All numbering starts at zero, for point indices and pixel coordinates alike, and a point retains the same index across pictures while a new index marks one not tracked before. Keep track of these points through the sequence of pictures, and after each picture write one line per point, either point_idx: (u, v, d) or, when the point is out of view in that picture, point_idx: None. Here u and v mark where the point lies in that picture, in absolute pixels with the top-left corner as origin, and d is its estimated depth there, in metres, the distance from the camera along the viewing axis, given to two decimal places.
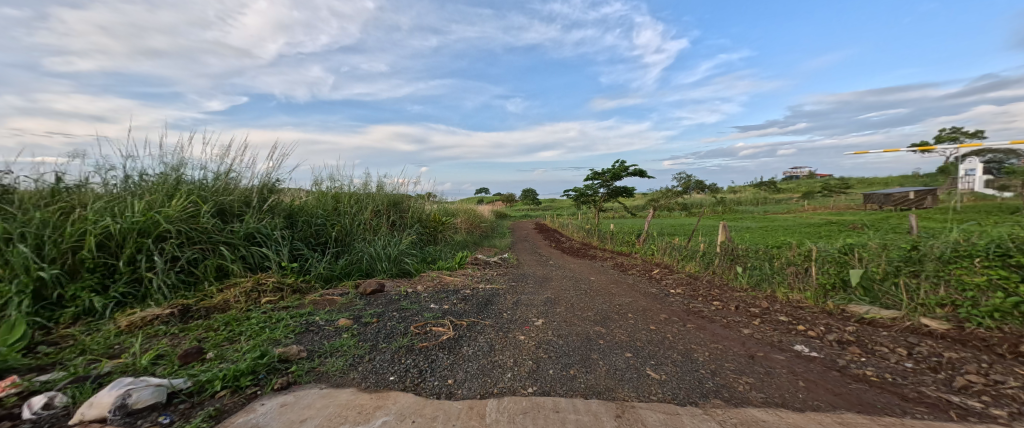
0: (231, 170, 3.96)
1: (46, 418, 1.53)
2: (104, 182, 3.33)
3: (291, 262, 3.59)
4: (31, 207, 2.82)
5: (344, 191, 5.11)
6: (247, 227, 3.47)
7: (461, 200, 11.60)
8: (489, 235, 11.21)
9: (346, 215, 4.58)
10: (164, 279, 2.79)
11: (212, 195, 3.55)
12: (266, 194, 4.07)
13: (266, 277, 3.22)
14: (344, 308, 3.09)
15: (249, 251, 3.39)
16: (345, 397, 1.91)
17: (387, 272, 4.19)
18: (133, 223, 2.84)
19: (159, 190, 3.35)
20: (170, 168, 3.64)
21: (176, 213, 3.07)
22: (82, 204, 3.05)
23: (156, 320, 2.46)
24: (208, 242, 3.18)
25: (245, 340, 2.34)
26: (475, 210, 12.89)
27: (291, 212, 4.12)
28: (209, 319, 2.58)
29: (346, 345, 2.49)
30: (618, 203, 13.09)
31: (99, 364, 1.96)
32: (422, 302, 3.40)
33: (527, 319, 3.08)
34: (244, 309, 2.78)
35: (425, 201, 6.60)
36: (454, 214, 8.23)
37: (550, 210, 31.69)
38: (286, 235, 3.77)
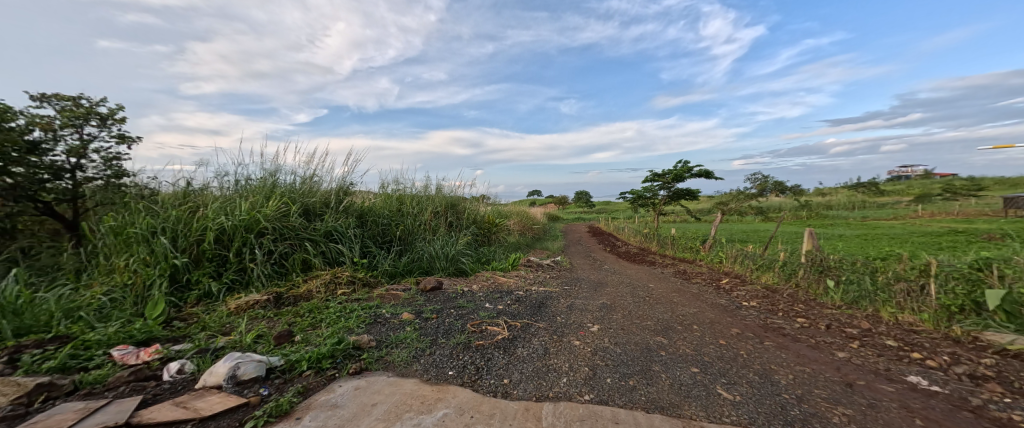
0: (315, 174, 4.46)
1: (179, 381, 1.94)
2: (220, 185, 3.95)
3: (362, 258, 3.94)
4: (170, 206, 3.46)
5: (407, 194, 5.47)
6: (326, 225, 3.88)
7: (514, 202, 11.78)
8: (541, 237, 11.21)
9: (408, 216, 4.90)
10: (262, 269, 3.23)
11: (300, 196, 4.02)
12: (341, 196, 4.52)
13: (341, 271, 3.56)
14: (406, 303, 3.30)
15: (328, 248, 3.78)
16: (409, 386, 2.05)
17: (445, 270, 4.40)
18: (240, 220, 3.31)
19: (258, 192, 3.88)
20: (268, 173, 4.20)
21: (272, 213, 3.52)
22: (205, 204, 3.65)
23: (257, 305, 2.85)
24: (295, 238, 3.61)
25: (325, 327, 2.61)
26: (527, 211, 13.01)
27: (362, 212, 4.52)
28: (296, 306, 2.93)
29: (409, 338, 2.66)
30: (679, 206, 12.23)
31: (216, 339, 2.34)
32: (477, 301, 3.51)
33: (582, 324, 3.02)
34: (323, 299, 3.10)
35: (479, 204, 6.80)
36: (507, 216, 8.33)
37: (602, 213, 30.79)
38: (358, 233, 4.14)
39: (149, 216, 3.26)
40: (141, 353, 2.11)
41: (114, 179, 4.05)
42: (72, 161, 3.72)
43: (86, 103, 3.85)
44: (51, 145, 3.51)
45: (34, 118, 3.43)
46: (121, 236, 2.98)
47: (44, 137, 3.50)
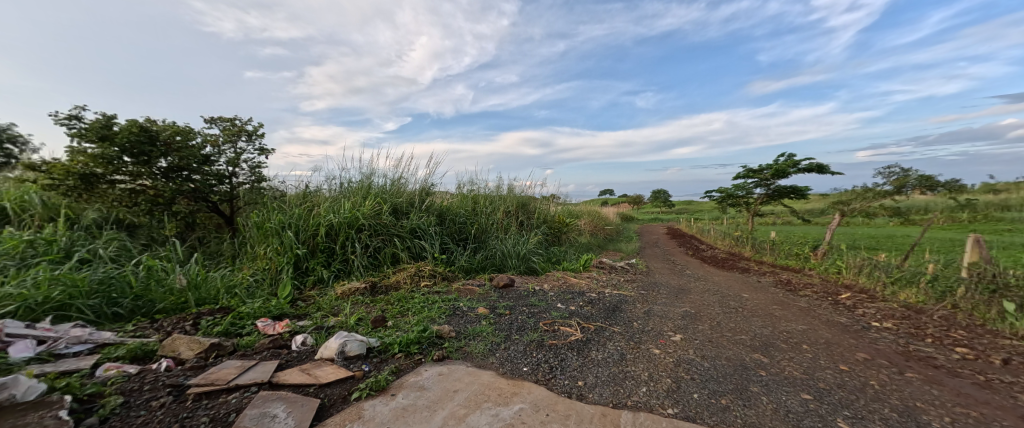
0: (402, 177, 4.94)
1: (303, 351, 2.34)
2: (329, 187, 4.63)
3: (441, 254, 4.25)
4: (294, 205, 4.17)
5: (481, 194, 5.74)
6: (411, 223, 4.27)
7: (585, 202, 11.52)
8: (614, 238, 10.75)
9: (482, 215, 5.13)
10: (360, 260, 3.70)
11: (390, 197, 4.50)
12: (424, 196, 4.94)
13: (424, 265, 3.89)
14: (482, 298, 3.47)
15: (413, 243, 4.16)
16: (487, 378, 2.15)
17: (516, 268, 4.50)
18: (344, 217, 3.83)
19: (358, 193, 4.44)
20: (365, 176, 4.79)
21: (368, 211, 4.00)
22: (318, 202, 4.32)
23: (357, 291, 3.27)
24: (386, 234, 4.05)
25: (412, 316, 2.89)
26: (599, 211, 12.60)
27: (442, 211, 4.87)
28: (388, 295, 3.29)
29: (485, 331, 2.79)
30: (780, 207, 10.60)
31: (328, 319, 2.77)
32: (549, 300, 3.52)
33: (662, 332, 2.83)
34: (409, 290, 3.42)
35: (549, 204, 6.81)
36: (577, 216, 8.17)
37: (681, 213, 28.26)
38: (438, 230, 4.48)
39: (279, 213, 3.97)
40: (276, 326, 2.59)
41: (256, 183, 4.89)
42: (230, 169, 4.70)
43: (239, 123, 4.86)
44: (217, 157, 4.50)
45: (207, 137, 4.43)
46: (261, 229, 3.68)
47: (213, 152, 4.50)
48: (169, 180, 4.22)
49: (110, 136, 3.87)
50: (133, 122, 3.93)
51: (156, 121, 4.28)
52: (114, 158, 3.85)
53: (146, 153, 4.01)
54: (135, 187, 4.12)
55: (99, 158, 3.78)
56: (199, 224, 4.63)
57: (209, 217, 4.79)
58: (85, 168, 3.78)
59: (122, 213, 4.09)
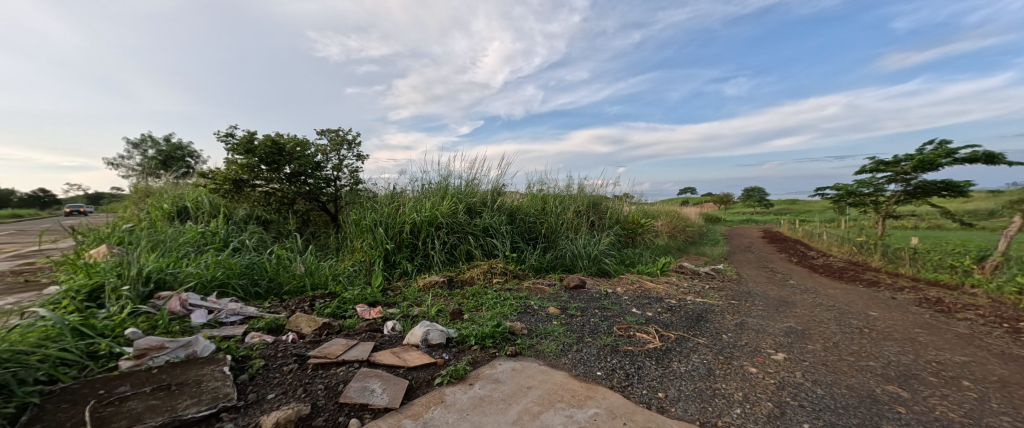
0: (476, 177, 5.20)
1: (393, 336, 2.62)
2: (412, 188, 5.08)
3: (512, 253, 4.36)
4: (384, 204, 4.68)
5: (550, 193, 5.75)
6: (484, 222, 4.46)
7: (661, 201, 10.73)
8: (696, 240, 9.81)
9: (551, 215, 5.13)
10: (439, 256, 3.99)
11: (465, 197, 4.77)
12: (496, 196, 5.12)
13: (496, 262, 4.04)
14: (552, 297, 3.47)
15: (485, 241, 4.35)
16: (559, 378, 2.14)
17: (587, 269, 4.40)
18: (425, 216, 4.16)
19: (437, 193, 4.80)
20: (443, 178, 5.15)
21: (445, 210, 4.29)
22: (403, 202, 4.77)
23: (436, 284, 3.53)
24: (461, 232, 4.29)
25: (485, 310, 3.01)
26: (678, 211, 11.61)
27: (512, 210, 5.00)
28: (463, 289, 3.49)
29: (556, 331, 2.78)
30: (925, 207, 8.50)
31: (412, 308, 3.04)
32: (622, 304, 3.37)
33: (758, 349, 2.50)
34: (483, 286, 3.58)
35: (622, 203, 6.50)
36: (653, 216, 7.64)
37: (779, 214, 24.52)
38: (509, 229, 4.60)
39: (372, 211, 4.49)
40: (372, 311, 2.93)
41: (355, 185, 5.54)
42: (335, 174, 5.40)
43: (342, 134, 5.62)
44: (325, 164, 5.25)
45: (319, 147, 5.21)
46: (358, 226, 4.20)
47: (322, 159, 5.27)
48: (292, 184, 5.01)
49: (252, 148, 4.79)
50: (267, 137, 4.79)
51: (282, 134, 5.19)
52: (254, 166, 4.77)
53: (276, 161, 4.87)
54: (268, 190, 4.97)
55: (245, 166, 4.72)
56: (312, 220, 5.48)
57: (318, 214, 5.59)
58: (235, 175, 4.72)
59: (259, 211, 5.04)
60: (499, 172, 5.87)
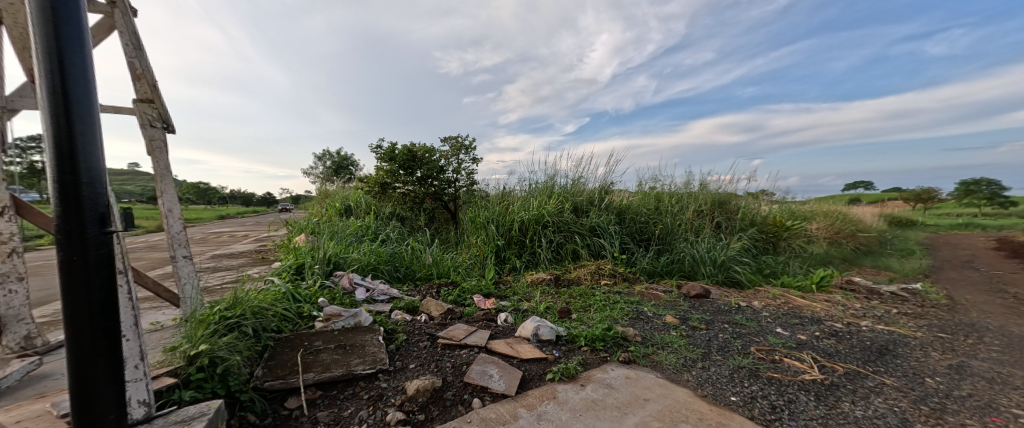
0: (582, 176, 5.13)
1: (506, 327, 2.78)
2: (520, 188, 5.32)
3: (621, 254, 4.15)
4: (495, 203, 5.04)
5: (665, 191, 5.26)
6: (591, 221, 4.37)
7: (815, 199, 8.64)
8: (872, 248, 7.55)
9: (667, 215, 4.69)
10: (546, 254, 4.09)
11: (571, 196, 4.76)
12: (603, 194, 4.96)
13: (604, 263, 3.91)
14: (669, 305, 3.17)
15: (592, 241, 4.25)
16: (682, 395, 1.93)
17: (711, 277, 3.87)
18: (533, 215, 4.31)
19: (544, 192, 4.91)
20: (549, 177, 5.23)
21: (553, 209, 4.37)
22: (512, 201, 5.04)
23: (544, 281, 3.62)
24: (568, 231, 4.30)
25: (594, 312, 2.93)
26: (842, 211, 9.13)
27: (621, 210, 4.77)
28: (571, 288, 3.48)
29: (675, 343, 2.52)
30: None
31: (522, 302, 3.18)
32: (762, 321, 2.85)
33: (995, 407, 1.77)
34: (590, 286, 3.51)
35: (759, 202, 5.48)
36: (804, 217, 6.19)
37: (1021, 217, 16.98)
38: (618, 230, 4.40)
39: (485, 209, 4.88)
40: (486, 302, 3.18)
41: (471, 186, 6.14)
42: (455, 176, 6.04)
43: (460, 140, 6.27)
44: (447, 167, 5.94)
45: (442, 152, 5.94)
46: (474, 223, 4.61)
47: (444, 163, 5.98)
48: (424, 184, 5.80)
49: (394, 156, 5.77)
50: (405, 147, 5.73)
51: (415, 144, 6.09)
52: (396, 171, 5.73)
53: (410, 167, 5.75)
54: (405, 191, 5.89)
55: (389, 172, 5.74)
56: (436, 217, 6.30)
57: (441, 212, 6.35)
58: (382, 179, 5.78)
59: (398, 209, 6.04)
60: (606, 170, 5.66)
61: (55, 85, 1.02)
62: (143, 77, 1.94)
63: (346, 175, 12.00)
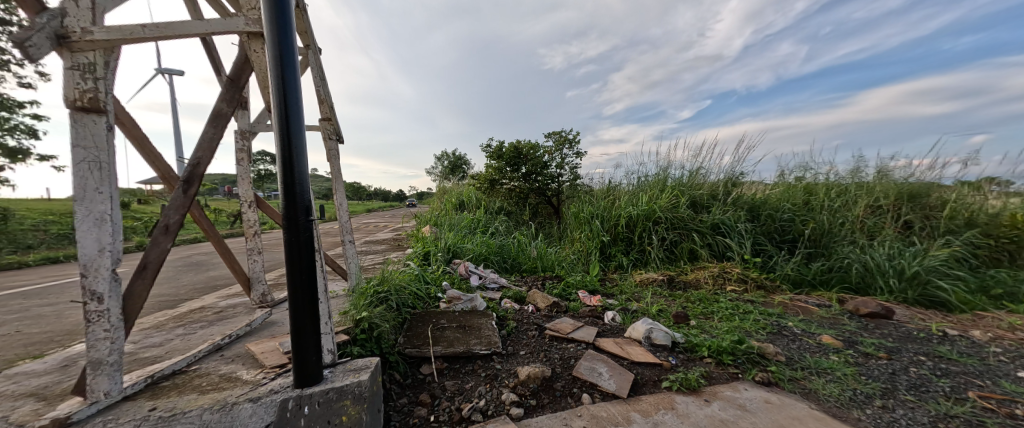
0: (702, 167, 4.58)
1: (613, 326, 2.67)
2: (628, 182, 5.04)
3: (754, 257, 3.56)
4: (600, 198, 4.91)
5: (817, 183, 4.27)
6: (714, 217, 3.86)
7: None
8: None
9: (821, 211, 3.80)
10: (657, 253, 3.80)
11: (688, 189, 4.30)
12: (730, 187, 4.34)
13: (731, 266, 3.40)
14: (825, 323, 2.56)
15: (715, 240, 3.76)
16: None
17: (893, 293, 2.97)
18: (642, 210, 4.05)
19: (654, 186, 4.55)
20: (661, 169, 4.82)
21: (666, 204, 4.02)
22: (619, 195, 4.81)
23: (655, 282, 3.37)
24: (685, 228, 3.90)
25: (719, 321, 2.58)
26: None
27: (753, 205, 4.09)
28: (688, 292, 3.14)
29: (836, 370, 2.02)
30: None
31: (631, 302, 3.01)
32: (988, 360, 2.05)
33: None
34: (713, 291, 3.10)
35: (982, 194, 3.93)
36: None
37: None
38: (749, 228, 3.77)
39: (590, 204, 4.81)
40: (592, 299, 3.12)
41: (574, 181, 6.20)
42: (558, 172, 6.16)
43: (563, 136, 6.32)
44: (550, 163, 6.07)
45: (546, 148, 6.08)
46: (577, 218, 4.59)
47: (548, 159, 6.11)
48: (528, 181, 6.17)
49: (501, 154, 6.22)
50: (512, 145, 6.14)
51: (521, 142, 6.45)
52: (503, 168, 6.15)
53: (517, 163, 6.15)
54: (511, 187, 6.29)
55: (497, 169, 6.23)
56: (539, 212, 6.52)
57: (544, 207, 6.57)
58: (491, 176, 6.31)
59: (504, 203, 6.45)
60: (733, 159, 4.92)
61: (282, 107, 1.41)
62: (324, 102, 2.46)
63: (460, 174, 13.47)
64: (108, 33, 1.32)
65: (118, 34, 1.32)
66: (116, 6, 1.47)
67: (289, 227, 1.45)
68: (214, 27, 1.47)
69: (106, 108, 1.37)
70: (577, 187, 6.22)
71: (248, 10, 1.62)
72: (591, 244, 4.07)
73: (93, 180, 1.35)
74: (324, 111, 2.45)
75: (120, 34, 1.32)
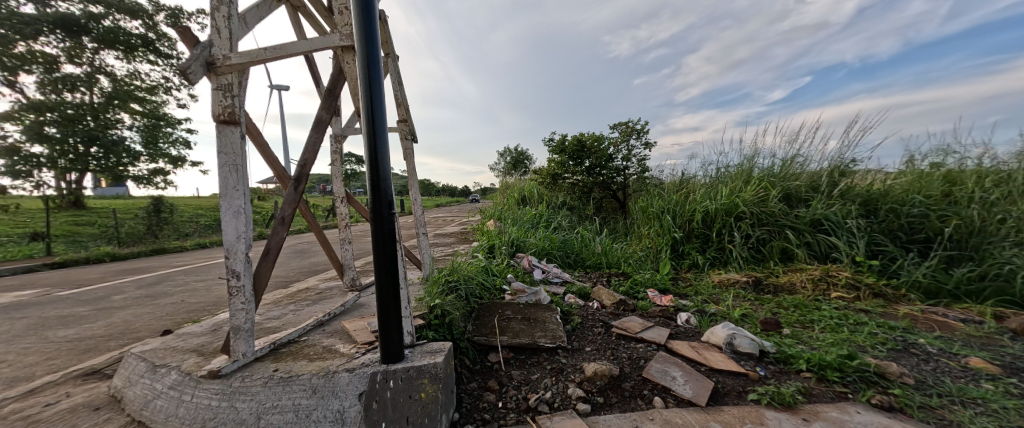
0: (799, 155, 4.03)
1: (688, 329, 2.48)
2: (705, 173, 4.64)
3: (868, 259, 3.02)
4: (672, 192, 4.62)
5: (963, 170, 3.45)
6: (814, 212, 3.38)
7: None
8: None
9: (968, 206, 3.06)
10: (740, 252, 3.44)
11: (780, 180, 3.82)
12: (836, 177, 3.75)
13: (837, 270, 2.94)
14: (975, 343, 2.06)
15: (815, 239, 3.29)
16: None
17: None
18: (722, 204, 3.70)
19: (737, 178, 4.12)
20: (746, 159, 4.33)
21: (751, 197, 3.63)
22: (694, 188, 4.45)
23: (738, 284, 3.06)
24: (775, 225, 3.48)
25: (821, 331, 2.24)
26: None
27: (869, 198, 3.47)
28: (779, 296, 2.79)
29: (992, 402, 1.62)
30: None
31: (709, 305, 2.77)
32: None
33: None
34: (812, 297, 2.70)
35: None
36: None
37: None
38: (863, 225, 3.22)
39: (660, 198, 4.54)
40: (663, 298, 2.94)
41: (642, 173, 5.96)
42: (625, 164, 6.02)
43: (630, 127, 6.05)
44: (616, 155, 5.90)
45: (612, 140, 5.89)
46: (646, 213, 4.36)
47: (614, 151, 5.92)
48: (592, 174, 6.10)
49: (564, 148, 6.25)
50: (576, 138, 6.11)
51: (584, 135, 6.40)
52: (566, 162, 6.20)
53: (580, 157, 6.11)
54: (574, 181, 6.27)
55: (560, 163, 6.27)
56: (604, 207, 6.36)
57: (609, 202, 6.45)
58: (554, 170, 6.36)
59: (567, 198, 6.40)
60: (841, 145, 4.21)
61: (368, 109, 1.56)
62: (402, 105, 2.59)
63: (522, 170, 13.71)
64: (241, 57, 1.60)
65: (248, 58, 1.60)
66: (246, 35, 1.77)
67: (375, 218, 1.60)
68: (316, 44, 1.69)
69: (239, 120, 1.65)
70: (645, 180, 5.96)
71: (342, 26, 1.83)
72: (662, 240, 3.86)
73: (233, 179, 1.65)
74: (401, 113, 2.66)
75: (250, 57, 1.59)
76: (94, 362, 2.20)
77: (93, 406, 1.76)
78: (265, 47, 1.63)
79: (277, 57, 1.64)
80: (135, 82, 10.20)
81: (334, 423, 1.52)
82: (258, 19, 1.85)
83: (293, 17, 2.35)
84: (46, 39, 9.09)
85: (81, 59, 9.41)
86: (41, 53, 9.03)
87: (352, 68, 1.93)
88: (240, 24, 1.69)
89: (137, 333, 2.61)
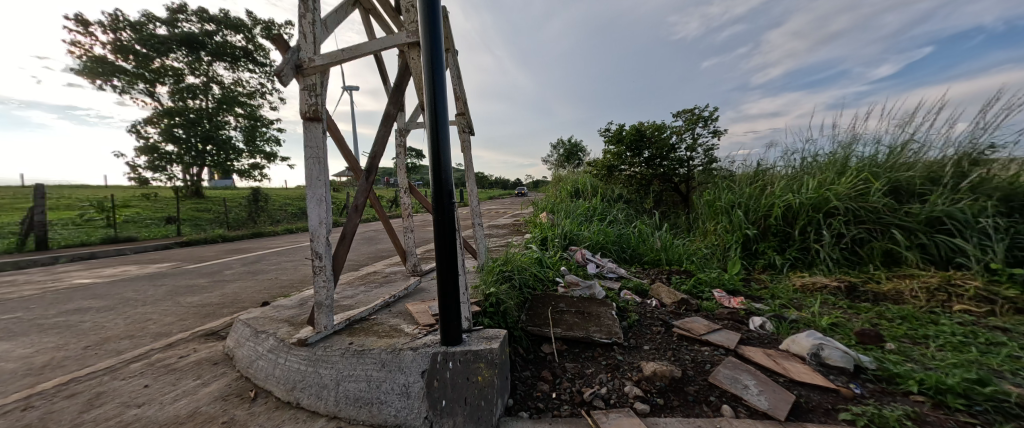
0: (912, 141, 3.42)
1: (762, 334, 2.26)
2: (786, 164, 4.15)
3: (1010, 266, 2.47)
4: (745, 185, 4.21)
5: None
6: (932, 209, 2.85)
7: None
8: None
9: None
10: (829, 253, 3.04)
11: (887, 171, 3.28)
12: (965, 167, 3.11)
13: (963, 278, 2.45)
14: None
15: (932, 241, 2.78)
16: None
17: None
18: (808, 198, 3.29)
19: (828, 168, 3.62)
20: (841, 146, 3.78)
21: (846, 191, 3.18)
22: (771, 181, 4.01)
23: (826, 289, 2.70)
24: (877, 223, 3.01)
25: (937, 350, 1.88)
26: None
27: (1014, 191, 2.80)
28: (881, 306, 2.41)
29: None
30: None
31: (789, 310, 2.48)
32: None
33: None
34: (926, 309, 2.29)
35: None
36: None
37: None
38: (1003, 225, 2.63)
39: (730, 191, 4.17)
40: (732, 300, 2.70)
41: (708, 165, 5.52)
42: (689, 155, 5.63)
43: (696, 114, 5.61)
44: (679, 145, 5.52)
45: (674, 129, 5.51)
46: (713, 207, 4.04)
47: (677, 140, 5.55)
48: (651, 166, 5.78)
49: (622, 138, 6.01)
50: (635, 128, 5.81)
51: (644, 124, 6.09)
52: (623, 153, 5.94)
53: (639, 148, 5.82)
54: (631, 172, 6.00)
55: (616, 154, 6.02)
56: (664, 201, 6.01)
57: (670, 194, 6.11)
58: (610, 162, 6.13)
59: (623, 191, 6.16)
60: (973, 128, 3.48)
61: (431, 100, 1.61)
62: (460, 98, 2.67)
63: (577, 162, 13.40)
64: (323, 59, 1.76)
65: (329, 60, 1.77)
66: (327, 39, 1.95)
67: (437, 208, 1.67)
68: (385, 43, 1.79)
69: (320, 117, 1.81)
70: (712, 172, 5.50)
71: (408, 25, 1.92)
72: (731, 238, 3.55)
73: (316, 170, 1.83)
74: (460, 107, 2.74)
75: (331, 58, 1.75)
76: (212, 325, 2.63)
77: (213, 361, 2.11)
78: (342, 48, 1.78)
79: (351, 57, 1.78)
80: (237, 89, 11.89)
81: (401, 395, 1.67)
82: (337, 24, 2.03)
83: (365, 20, 2.54)
84: (174, 55, 10.95)
85: (199, 71, 11.20)
86: (171, 68, 10.92)
87: (417, 64, 2.02)
88: (321, 29, 1.87)
89: (243, 302, 3.06)
